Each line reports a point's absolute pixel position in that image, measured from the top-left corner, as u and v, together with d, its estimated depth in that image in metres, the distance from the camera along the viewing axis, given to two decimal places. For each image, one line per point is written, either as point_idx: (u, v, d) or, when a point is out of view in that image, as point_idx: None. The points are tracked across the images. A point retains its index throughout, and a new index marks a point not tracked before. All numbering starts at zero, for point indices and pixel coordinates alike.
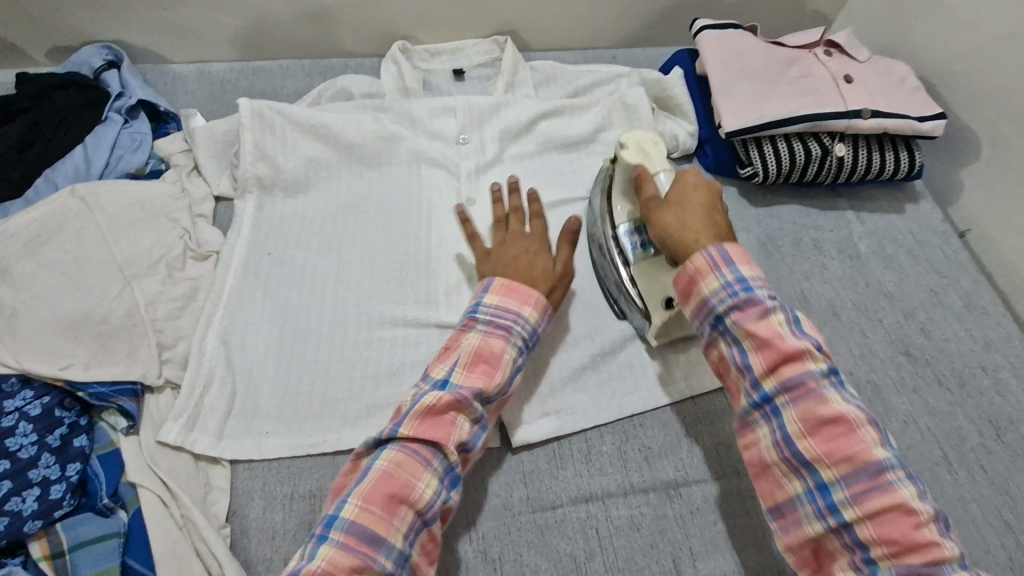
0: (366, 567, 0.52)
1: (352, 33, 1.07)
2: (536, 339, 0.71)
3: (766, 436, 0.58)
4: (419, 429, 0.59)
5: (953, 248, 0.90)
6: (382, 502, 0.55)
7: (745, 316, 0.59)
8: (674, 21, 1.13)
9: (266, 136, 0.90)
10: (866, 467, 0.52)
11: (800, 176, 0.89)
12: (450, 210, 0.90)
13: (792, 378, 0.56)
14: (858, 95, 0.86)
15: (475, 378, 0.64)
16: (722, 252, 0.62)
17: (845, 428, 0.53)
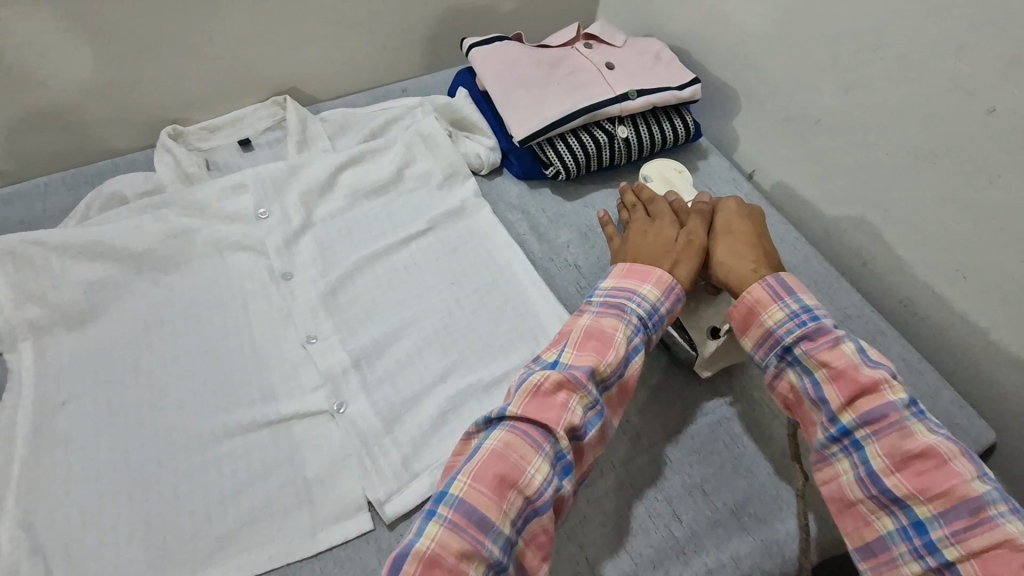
0: (473, 551, 0.52)
1: (112, 129, 0.98)
2: (658, 320, 0.68)
3: (848, 471, 0.61)
4: (528, 407, 0.59)
5: (744, 191, 0.99)
6: (490, 481, 0.55)
7: (813, 350, 0.63)
8: (452, 44, 1.15)
9: (29, 274, 0.79)
10: (965, 502, 0.55)
11: (599, 164, 0.93)
12: (267, 292, 0.84)
13: (873, 412, 0.60)
14: (621, 79, 0.92)
15: (585, 356, 0.63)
16: (782, 284, 0.67)
17: (936, 463, 0.57)
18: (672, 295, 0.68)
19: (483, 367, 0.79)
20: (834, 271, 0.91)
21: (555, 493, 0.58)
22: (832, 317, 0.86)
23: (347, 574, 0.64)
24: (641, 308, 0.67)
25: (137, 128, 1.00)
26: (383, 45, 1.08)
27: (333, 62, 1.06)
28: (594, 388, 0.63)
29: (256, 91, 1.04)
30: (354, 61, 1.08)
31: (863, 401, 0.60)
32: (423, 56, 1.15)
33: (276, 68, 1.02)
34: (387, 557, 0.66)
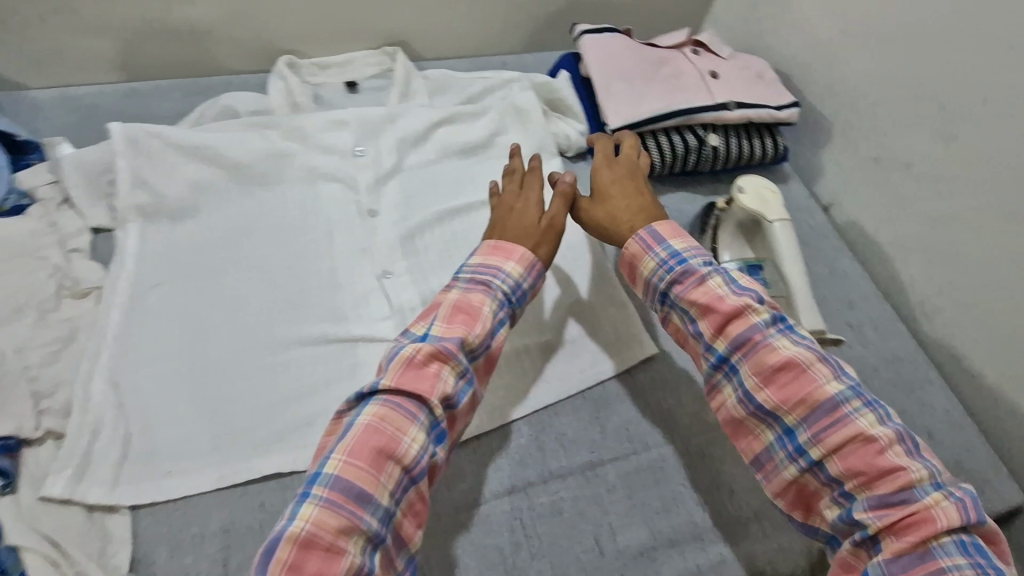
0: (351, 523, 0.50)
1: (235, 49, 1.04)
2: (522, 294, 0.69)
3: (731, 395, 0.63)
4: (399, 379, 0.57)
5: (817, 220, 1.01)
6: (367, 456, 0.53)
7: (686, 287, 0.66)
8: (559, 28, 1.18)
9: (145, 162, 0.85)
10: (823, 405, 0.58)
11: (683, 166, 0.96)
12: (353, 224, 0.87)
13: (739, 335, 0.62)
14: (723, 89, 0.95)
15: (455, 328, 0.62)
16: (653, 232, 0.70)
17: (798, 372, 0.59)
18: (535, 272, 0.69)
19: (543, 330, 0.81)
20: (892, 314, 0.92)
21: (430, 460, 0.57)
22: (882, 356, 0.88)
23: None
24: (507, 287, 0.67)
25: (255, 52, 1.05)
26: (497, 17, 1.12)
27: (446, 24, 1.10)
28: (467, 356, 0.62)
29: (369, 37, 1.08)
30: (465, 28, 1.12)
31: (731, 326, 0.62)
32: (528, 35, 1.18)
33: (396, 20, 1.07)
34: None
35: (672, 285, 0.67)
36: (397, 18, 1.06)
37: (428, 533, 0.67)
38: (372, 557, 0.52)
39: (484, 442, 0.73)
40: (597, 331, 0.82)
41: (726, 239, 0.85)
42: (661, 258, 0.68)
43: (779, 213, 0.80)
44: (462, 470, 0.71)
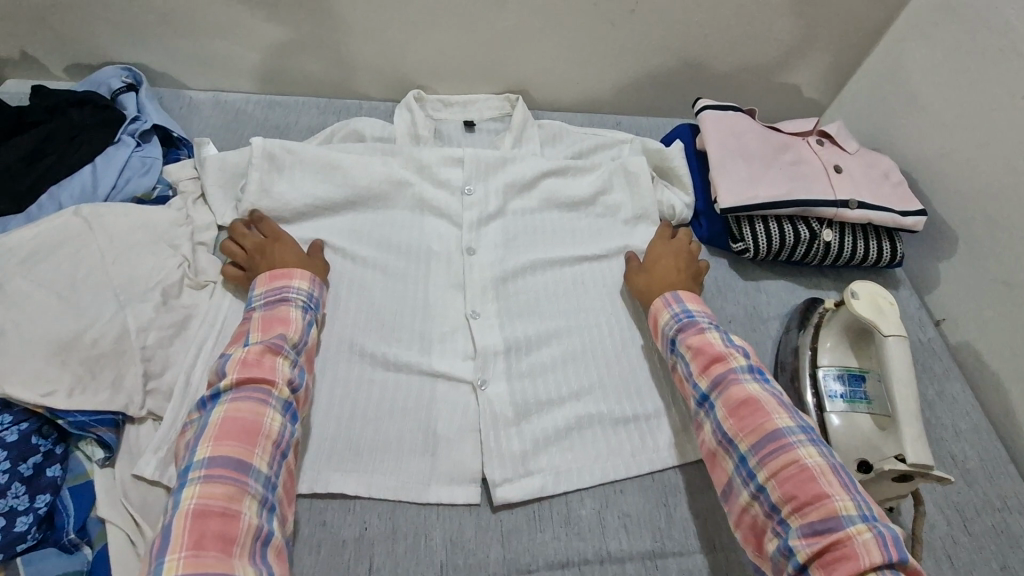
0: (236, 493, 0.54)
1: (371, 78, 1.11)
2: (318, 303, 0.73)
3: (708, 427, 0.68)
4: (244, 372, 0.61)
5: (927, 335, 0.94)
6: (235, 437, 0.56)
7: (688, 333, 0.73)
8: (678, 96, 1.19)
9: (273, 173, 0.89)
10: (772, 437, 0.62)
11: (789, 255, 0.93)
12: (451, 259, 0.90)
13: (718, 375, 0.68)
14: (845, 185, 0.92)
15: (274, 328, 0.66)
16: (675, 294, 0.78)
17: (754, 404, 0.64)
18: (320, 286, 0.74)
19: (615, 401, 0.80)
20: (1004, 454, 0.84)
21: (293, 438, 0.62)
22: (989, 500, 0.79)
23: (445, 532, 0.69)
24: (304, 298, 0.71)
25: (388, 83, 1.12)
26: (620, 79, 1.14)
27: (568, 80, 1.13)
28: (294, 348, 0.66)
29: (493, 83, 1.13)
30: (585, 86, 1.15)
31: (712, 366, 0.69)
32: (644, 100, 1.19)
33: (524, 71, 1.11)
34: (482, 532, 0.69)
35: (678, 333, 0.74)
36: (524, 68, 1.10)
37: None
38: (270, 519, 0.55)
39: (546, 505, 0.72)
40: (673, 411, 0.80)
41: (828, 339, 0.81)
42: (678, 314, 0.76)
43: (897, 328, 0.74)
44: (519, 529, 0.70)
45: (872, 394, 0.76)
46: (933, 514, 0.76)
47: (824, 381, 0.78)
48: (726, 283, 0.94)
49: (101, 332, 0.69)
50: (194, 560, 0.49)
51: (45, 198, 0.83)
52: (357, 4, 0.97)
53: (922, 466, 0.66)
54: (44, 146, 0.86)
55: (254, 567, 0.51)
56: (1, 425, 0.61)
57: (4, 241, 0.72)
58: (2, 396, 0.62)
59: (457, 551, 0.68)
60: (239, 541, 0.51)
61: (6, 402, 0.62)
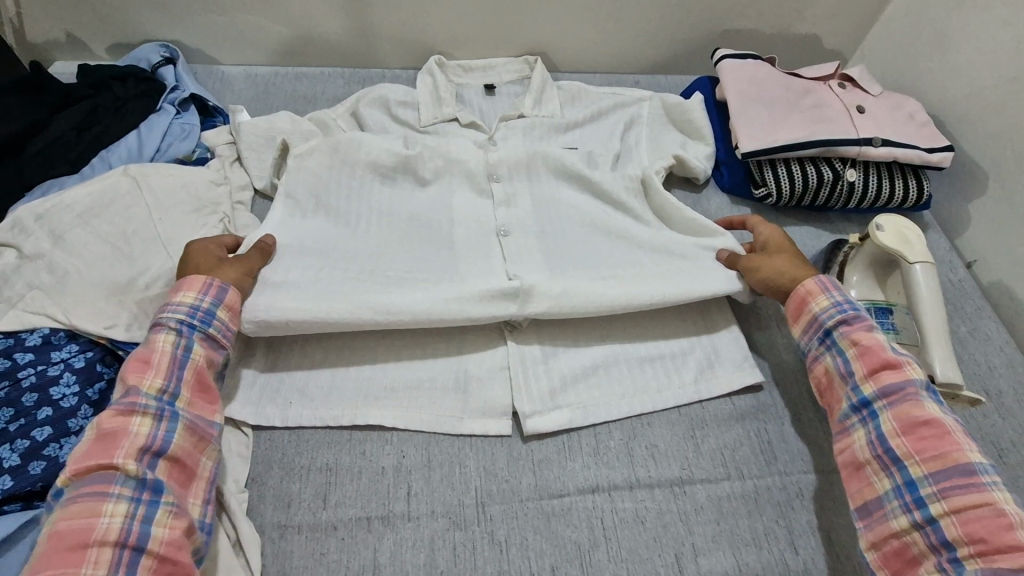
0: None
1: (393, 47, 1.13)
2: (208, 315, 0.66)
3: (861, 437, 0.63)
4: (81, 459, 0.55)
5: (959, 276, 0.93)
6: (54, 558, 0.50)
7: (853, 329, 0.67)
8: (698, 53, 1.19)
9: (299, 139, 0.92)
10: (957, 467, 0.57)
11: (813, 198, 0.93)
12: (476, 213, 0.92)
13: (891, 384, 0.63)
14: (869, 124, 0.92)
15: (132, 380, 0.59)
16: (830, 280, 0.72)
17: (937, 428, 0.59)
18: (214, 290, 0.67)
19: (640, 341, 0.81)
20: None
21: (149, 522, 0.53)
22: None
23: (479, 463, 0.71)
24: (182, 315, 0.64)
25: (409, 50, 1.14)
26: (638, 35, 1.14)
27: (585, 41, 1.14)
28: (157, 399, 0.59)
29: (512, 46, 1.14)
30: (601, 46, 1.16)
31: (884, 373, 0.64)
32: (663, 58, 1.19)
33: (542, 32, 1.12)
34: (515, 462, 0.72)
35: (838, 324, 0.68)
36: (543, 30, 1.11)
37: (510, 512, 0.68)
38: None
39: (574, 437, 0.74)
40: (697, 348, 0.81)
41: (853, 275, 0.80)
42: (836, 302, 0.70)
43: (923, 255, 0.75)
44: (550, 459, 0.72)
45: None
46: None
47: None
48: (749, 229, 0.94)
49: (152, 278, 0.73)
50: None
51: (97, 160, 0.88)
52: None
53: (951, 389, 0.68)
54: (91, 116, 0.91)
55: None
56: (69, 353, 0.66)
57: (60, 198, 0.77)
58: (69, 328, 0.67)
59: (491, 479, 0.70)
60: None
61: (74, 334, 0.67)
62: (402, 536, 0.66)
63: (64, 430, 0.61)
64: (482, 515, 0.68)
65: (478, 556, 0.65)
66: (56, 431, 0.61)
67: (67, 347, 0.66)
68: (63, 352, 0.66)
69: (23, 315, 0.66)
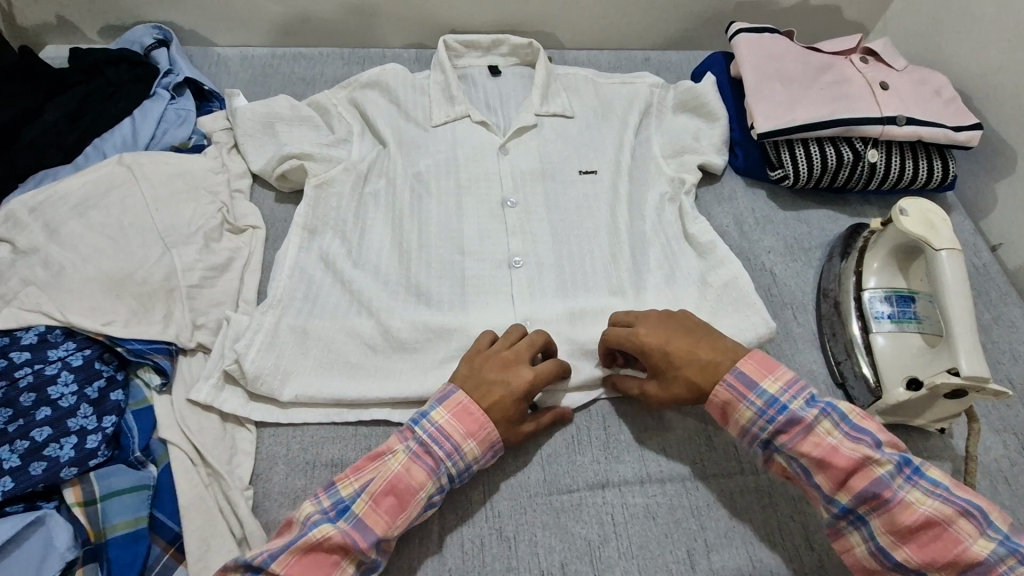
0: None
1: (393, 24, 1.09)
2: (467, 475, 0.63)
3: (860, 544, 0.60)
4: (293, 570, 0.54)
5: (982, 260, 0.90)
6: None
7: (794, 435, 0.61)
8: (711, 26, 1.14)
9: (300, 126, 0.90)
10: (973, 567, 0.55)
11: (831, 180, 0.89)
12: (485, 200, 0.87)
13: (865, 493, 0.58)
14: (892, 102, 0.87)
15: (378, 518, 0.57)
16: (741, 377, 0.64)
17: (938, 530, 0.56)
18: (490, 456, 0.63)
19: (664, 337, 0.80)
20: None
21: None
22: None
23: (486, 458, 0.70)
24: (455, 467, 0.61)
25: (410, 29, 1.10)
26: (649, 9, 1.09)
27: (593, 16, 1.10)
28: (381, 544, 0.58)
29: (518, 22, 1.10)
30: (611, 20, 1.11)
31: (853, 481, 0.59)
32: (676, 33, 1.15)
33: (549, 10, 1.08)
34: (524, 458, 0.70)
35: (777, 433, 0.62)
36: (549, 6, 1.07)
37: (518, 507, 0.67)
38: None
39: (583, 429, 0.73)
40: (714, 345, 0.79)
41: (873, 260, 0.78)
42: (758, 405, 0.63)
43: (951, 243, 0.71)
44: (558, 453, 0.71)
45: (922, 314, 0.74)
46: (990, 438, 0.73)
47: (868, 305, 0.76)
48: (764, 214, 0.91)
49: (149, 272, 0.72)
50: None
51: (90, 149, 0.86)
52: None
53: (977, 380, 0.64)
54: (84, 103, 0.89)
55: None
56: (67, 351, 0.65)
57: (55, 190, 0.75)
58: (66, 325, 0.65)
59: (497, 475, 0.69)
60: None
61: (71, 331, 0.66)
62: (410, 533, 0.65)
63: (64, 430, 0.61)
64: (488, 512, 0.66)
65: (487, 553, 0.64)
66: (56, 432, 0.60)
67: (64, 345, 0.65)
68: (60, 350, 0.64)
69: (19, 312, 0.65)
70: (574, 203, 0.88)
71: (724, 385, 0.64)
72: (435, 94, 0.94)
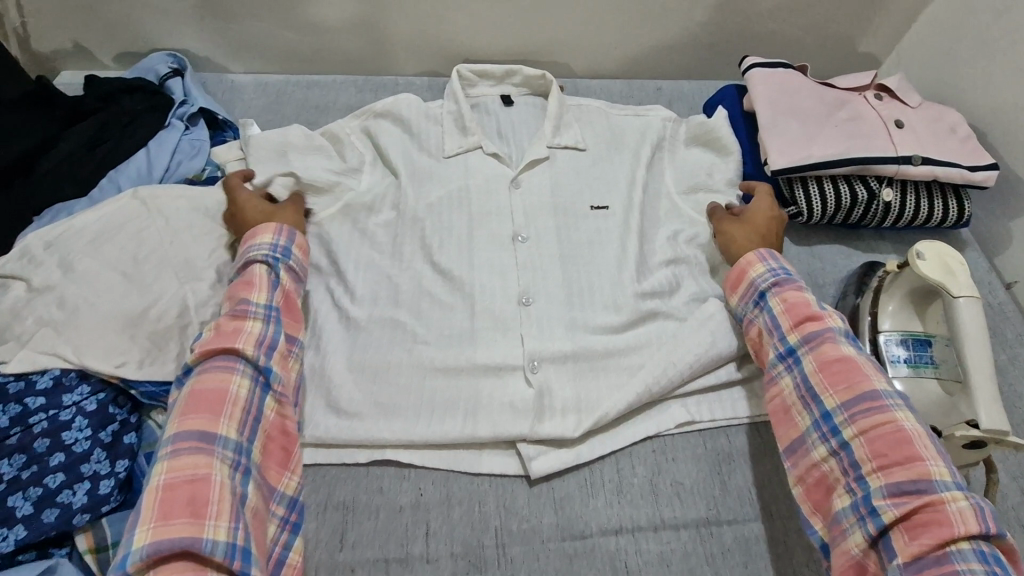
0: (203, 458, 0.57)
1: (407, 52, 1.10)
2: (288, 251, 0.74)
3: (789, 381, 0.68)
4: (205, 347, 0.63)
5: (998, 298, 0.89)
6: (201, 411, 0.59)
7: (780, 288, 0.73)
8: (724, 56, 1.14)
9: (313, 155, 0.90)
10: (862, 395, 0.63)
11: (845, 218, 0.89)
12: (495, 232, 0.87)
13: (812, 332, 0.68)
14: (908, 140, 0.86)
15: (239, 293, 0.68)
16: (768, 252, 0.78)
17: (851, 365, 0.65)
18: (286, 232, 0.75)
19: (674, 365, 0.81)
20: None
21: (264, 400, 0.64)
22: None
23: (498, 499, 0.69)
24: (266, 251, 0.72)
25: (423, 56, 1.10)
26: (662, 39, 1.10)
27: (607, 45, 1.10)
28: (264, 306, 0.68)
29: (530, 51, 1.10)
30: (623, 50, 1.11)
31: (807, 323, 0.69)
32: (688, 62, 1.15)
33: (561, 39, 1.08)
34: (536, 502, 0.70)
35: (771, 287, 0.74)
36: (562, 34, 1.07)
37: (532, 553, 0.66)
38: (243, 482, 0.59)
39: (597, 470, 0.72)
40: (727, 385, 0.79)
41: (887, 300, 0.78)
42: (772, 269, 0.75)
43: (968, 288, 0.70)
44: (572, 496, 0.70)
45: (939, 358, 0.74)
46: (1007, 485, 0.72)
47: (884, 348, 0.75)
48: None
49: (164, 309, 0.71)
50: (162, 528, 0.53)
51: (105, 181, 0.86)
52: None
53: (996, 432, 0.64)
54: (100, 132, 0.89)
55: (227, 526, 0.54)
56: (81, 395, 0.64)
57: (70, 224, 0.75)
58: (80, 369, 0.65)
59: (510, 518, 0.68)
60: (210, 498, 0.55)
61: (85, 374, 0.65)
62: None
63: (77, 475, 0.60)
64: (501, 557, 0.66)
65: None
66: (68, 477, 0.60)
67: (78, 388, 0.64)
68: (75, 395, 0.64)
69: (33, 356, 0.65)
70: (586, 236, 0.88)
71: (755, 254, 0.77)
72: (446, 124, 0.94)
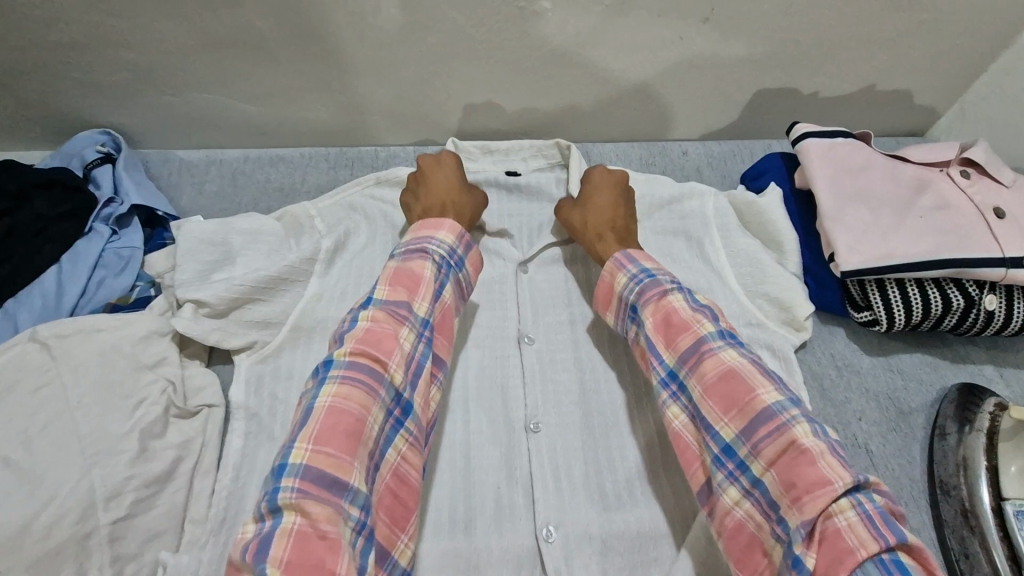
0: (333, 511, 0.45)
1: (389, 120, 0.90)
2: (460, 261, 0.64)
3: (679, 414, 0.56)
4: (359, 347, 0.51)
5: None
6: (339, 441, 0.47)
7: (647, 298, 0.61)
8: (766, 115, 0.96)
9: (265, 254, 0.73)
10: (758, 416, 0.50)
11: (932, 326, 0.72)
12: (500, 357, 0.70)
13: (687, 349, 0.56)
14: (1016, 235, 0.69)
15: (399, 292, 0.57)
16: (627, 254, 0.66)
17: (733, 379, 0.53)
18: (465, 242, 0.65)
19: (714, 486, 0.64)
20: None
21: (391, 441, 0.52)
22: None
23: None
24: (441, 253, 0.62)
25: (409, 124, 0.91)
26: (699, 100, 0.90)
27: (630, 109, 0.91)
28: (421, 318, 0.57)
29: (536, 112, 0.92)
30: (650, 112, 0.92)
31: (680, 339, 0.57)
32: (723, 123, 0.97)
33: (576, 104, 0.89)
34: None
35: (638, 299, 0.62)
36: (577, 99, 0.88)
37: None
38: (366, 548, 0.46)
39: None
40: None
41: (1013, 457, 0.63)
42: (634, 275, 0.65)
43: None
44: None
45: None
46: None
47: (1017, 522, 0.59)
48: (847, 361, 0.74)
49: (56, 517, 0.53)
50: None
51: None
52: (363, 37, 0.75)
53: None
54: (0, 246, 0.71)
55: None
56: None
57: None
58: None
59: None
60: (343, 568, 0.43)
61: None
62: None
63: None
64: None
65: None
66: None
67: None
68: None
69: None
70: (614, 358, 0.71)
71: (620, 258, 0.67)
72: None
